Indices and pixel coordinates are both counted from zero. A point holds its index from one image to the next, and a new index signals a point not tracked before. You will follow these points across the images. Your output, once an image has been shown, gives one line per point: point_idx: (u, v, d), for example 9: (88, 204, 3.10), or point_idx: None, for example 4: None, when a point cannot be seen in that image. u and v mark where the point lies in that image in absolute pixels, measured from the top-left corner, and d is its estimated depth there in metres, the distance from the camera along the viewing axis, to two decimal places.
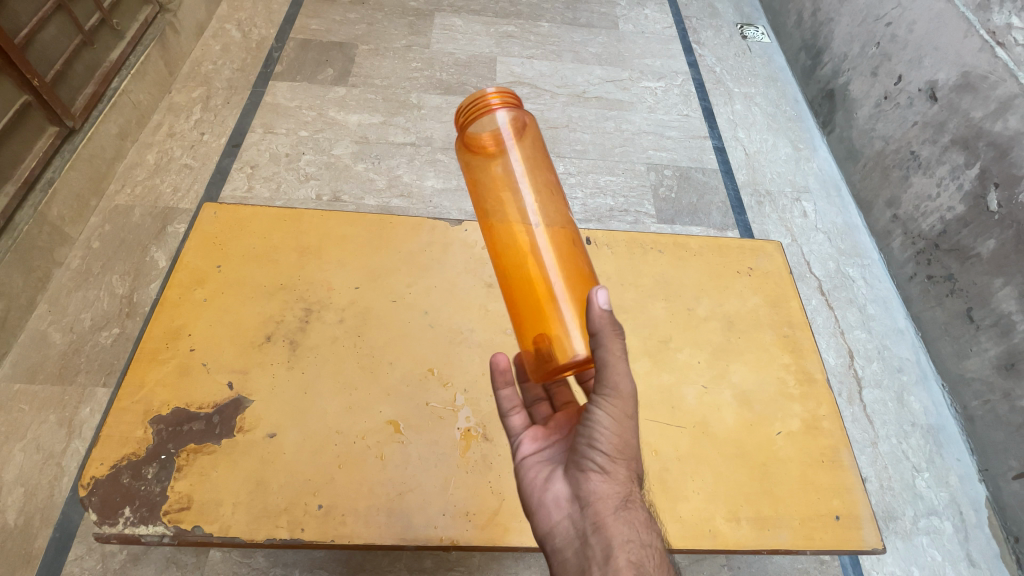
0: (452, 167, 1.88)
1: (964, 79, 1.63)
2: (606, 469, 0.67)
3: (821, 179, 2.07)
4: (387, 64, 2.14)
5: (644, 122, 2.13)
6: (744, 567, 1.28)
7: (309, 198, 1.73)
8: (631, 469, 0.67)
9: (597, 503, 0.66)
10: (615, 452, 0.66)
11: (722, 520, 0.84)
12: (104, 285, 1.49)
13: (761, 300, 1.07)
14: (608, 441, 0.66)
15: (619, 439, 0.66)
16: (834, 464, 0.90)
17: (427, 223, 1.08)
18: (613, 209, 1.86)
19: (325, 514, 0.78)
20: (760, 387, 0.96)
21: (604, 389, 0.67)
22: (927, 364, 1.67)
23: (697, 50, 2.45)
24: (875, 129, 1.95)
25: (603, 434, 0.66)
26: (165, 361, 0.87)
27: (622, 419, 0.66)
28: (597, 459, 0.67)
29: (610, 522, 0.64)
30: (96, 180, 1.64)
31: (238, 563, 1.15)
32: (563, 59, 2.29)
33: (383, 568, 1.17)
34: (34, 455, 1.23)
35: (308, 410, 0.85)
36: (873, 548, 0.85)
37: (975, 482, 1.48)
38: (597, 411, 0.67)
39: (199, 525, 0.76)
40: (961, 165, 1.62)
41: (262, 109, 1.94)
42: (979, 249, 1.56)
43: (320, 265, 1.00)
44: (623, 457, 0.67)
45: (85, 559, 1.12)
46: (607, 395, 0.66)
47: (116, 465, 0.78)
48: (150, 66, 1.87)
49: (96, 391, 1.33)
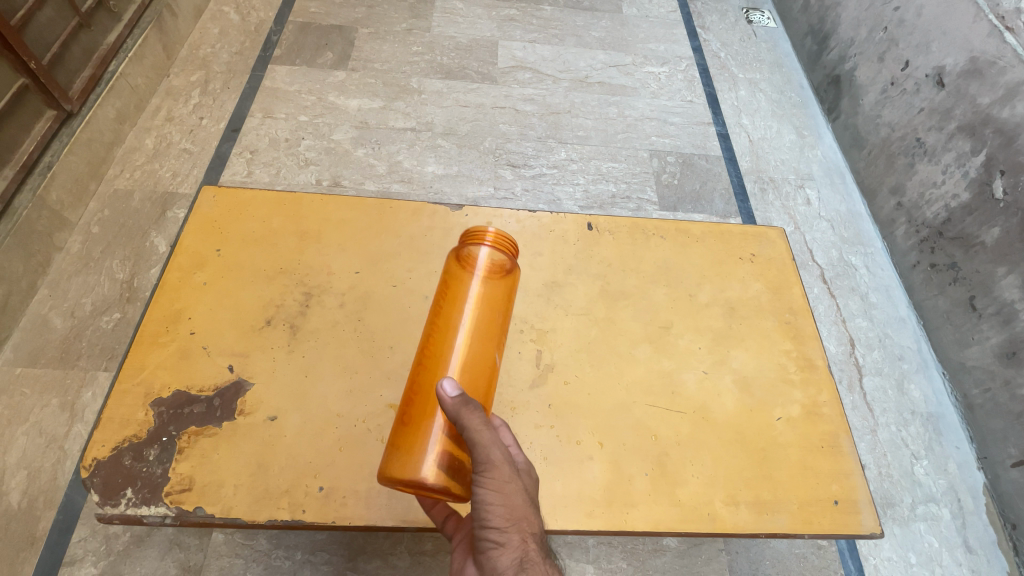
0: (453, 152, 1.86)
1: (972, 65, 1.61)
2: (500, 541, 0.69)
3: (826, 166, 2.05)
4: (387, 48, 2.11)
5: (647, 108, 2.11)
6: (742, 553, 1.29)
7: (309, 183, 1.72)
8: (518, 527, 0.70)
9: (499, 574, 0.68)
10: (503, 522, 0.69)
11: (721, 504, 0.84)
12: (104, 270, 1.49)
13: (762, 287, 1.06)
14: (492, 514, 0.69)
15: (506, 509, 0.69)
16: (833, 449, 0.91)
17: (427, 208, 1.07)
18: (615, 196, 1.85)
19: (326, 496, 0.78)
20: (761, 373, 0.96)
21: (475, 465, 0.69)
22: (928, 353, 1.67)
23: (702, 35, 2.41)
24: (881, 115, 1.93)
25: (491, 511, 0.69)
26: (165, 344, 0.87)
27: (504, 488, 0.69)
28: (490, 533, 0.69)
29: None
30: (94, 164, 1.63)
31: (241, 545, 1.16)
32: (565, 43, 2.25)
33: (384, 551, 1.19)
34: (36, 439, 1.23)
35: (309, 393, 0.85)
36: (870, 533, 0.85)
37: (974, 470, 1.49)
38: (475, 491, 0.69)
39: (201, 506, 0.76)
40: (967, 153, 1.61)
41: (261, 93, 1.92)
42: (984, 237, 1.55)
43: (320, 250, 0.99)
44: (511, 525, 0.69)
45: (89, 541, 1.13)
46: (480, 473, 0.69)
47: (117, 447, 0.78)
48: (147, 48, 1.85)
49: (98, 375, 1.33)
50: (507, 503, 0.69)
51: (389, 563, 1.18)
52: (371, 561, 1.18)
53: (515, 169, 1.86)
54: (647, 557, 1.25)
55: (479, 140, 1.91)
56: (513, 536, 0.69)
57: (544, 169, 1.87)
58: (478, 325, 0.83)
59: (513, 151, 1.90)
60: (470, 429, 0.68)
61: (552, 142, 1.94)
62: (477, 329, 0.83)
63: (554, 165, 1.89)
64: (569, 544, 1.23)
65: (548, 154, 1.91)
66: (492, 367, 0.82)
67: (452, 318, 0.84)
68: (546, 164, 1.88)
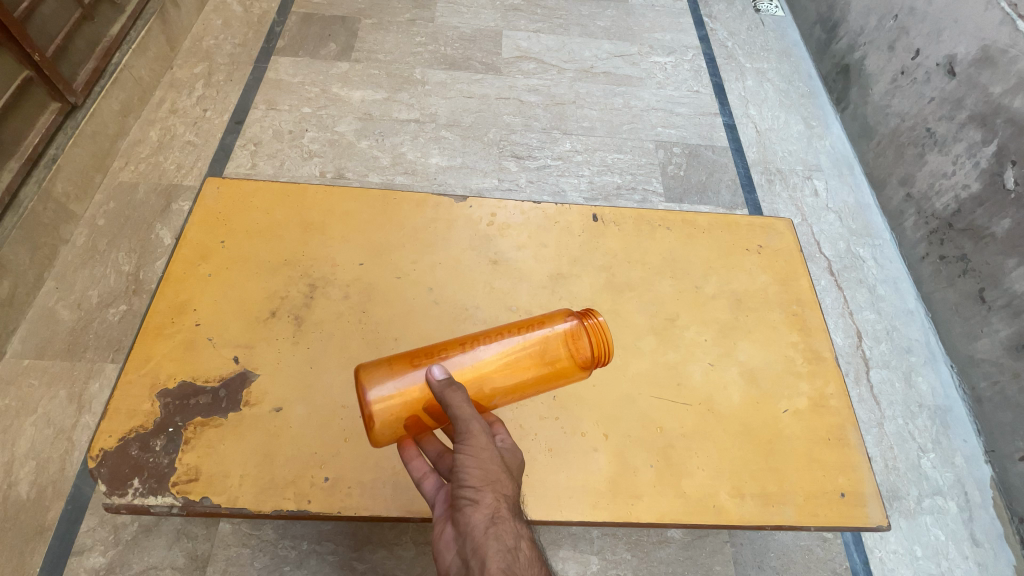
0: (457, 144, 1.85)
1: (984, 54, 1.59)
2: (474, 499, 0.64)
3: (834, 157, 2.03)
4: (390, 39, 2.09)
5: (652, 98, 2.09)
6: (746, 545, 1.29)
7: (313, 175, 1.72)
8: (495, 488, 0.65)
9: (471, 531, 0.62)
10: (480, 480, 0.65)
11: (727, 496, 0.84)
12: (110, 263, 1.49)
13: (770, 278, 1.06)
14: (468, 472, 0.65)
15: (484, 469, 0.65)
16: (840, 442, 0.90)
17: (431, 199, 1.07)
18: (620, 187, 1.83)
19: (332, 486, 0.79)
20: (768, 365, 0.96)
21: (457, 428, 0.67)
22: (936, 345, 1.65)
23: (709, 24, 2.38)
24: (890, 105, 1.90)
25: (467, 469, 0.65)
26: (171, 335, 0.87)
27: (482, 452, 0.66)
28: (464, 490, 0.65)
29: (484, 544, 0.61)
30: (99, 157, 1.63)
31: (247, 535, 1.17)
32: (570, 33, 2.23)
33: (389, 541, 1.19)
34: (45, 430, 1.24)
35: (314, 385, 0.85)
36: (877, 525, 0.85)
37: (981, 463, 1.48)
38: (453, 453, 0.66)
39: (207, 496, 0.76)
40: (978, 143, 1.58)
41: (264, 85, 1.91)
42: (994, 229, 1.53)
43: (324, 241, 0.99)
44: (487, 484, 0.65)
45: (97, 531, 1.14)
46: (461, 434, 0.67)
47: (124, 438, 0.79)
48: (151, 40, 1.84)
49: (105, 366, 1.34)
50: (485, 462, 0.66)
51: (395, 553, 1.18)
52: (377, 551, 1.18)
53: (519, 161, 1.84)
54: (652, 548, 1.25)
55: (483, 131, 1.89)
56: (488, 495, 0.64)
57: (549, 160, 1.86)
58: (506, 358, 0.77)
59: (517, 143, 1.88)
60: (453, 404, 0.67)
61: (557, 133, 1.93)
62: (504, 362, 0.77)
63: (559, 156, 1.87)
64: (573, 535, 1.24)
65: (552, 145, 1.90)
66: (483, 398, 0.77)
67: (499, 333, 0.79)
68: (551, 155, 1.87)
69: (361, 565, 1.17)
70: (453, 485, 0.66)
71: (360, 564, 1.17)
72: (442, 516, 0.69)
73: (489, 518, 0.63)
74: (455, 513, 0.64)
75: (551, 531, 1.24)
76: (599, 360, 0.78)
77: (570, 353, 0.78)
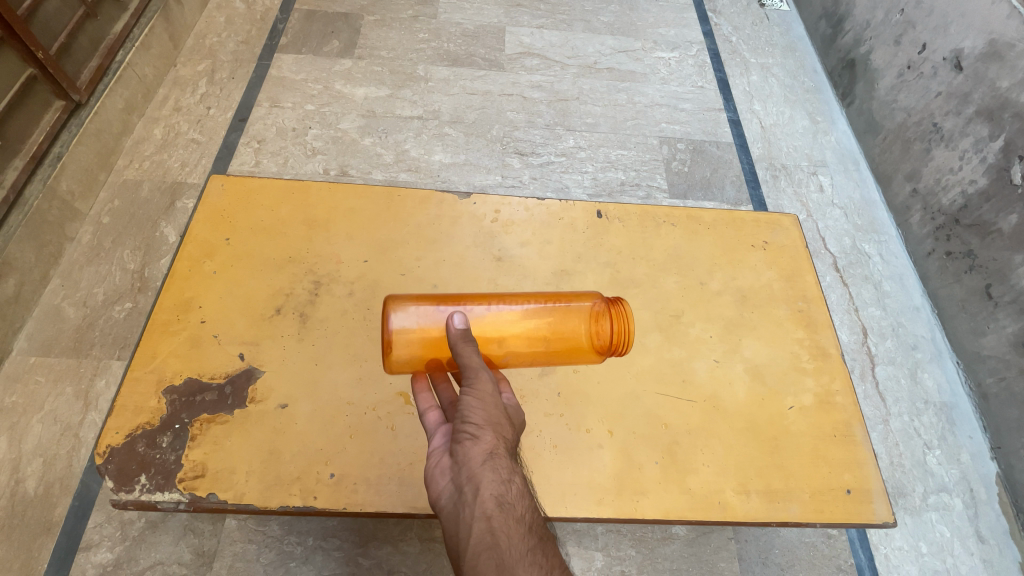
0: (460, 141, 1.85)
1: (991, 48, 1.57)
2: (475, 434, 0.65)
3: (839, 153, 2.01)
4: (393, 36, 2.09)
5: (656, 94, 2.08)
6: (751, 541, 1.28)
7: (316, 172, 1.72)
8: (496, 428, 0.66)
9: (468, 462, 0.62)
10: (481, 418, 0.66)
11: (732, 493, 0.84)
12: (115, 260, 1.50)
13: (775, 275, 1.05)
14: (471, 410, 0.66)
15: (487, 410, 0.67)
16: (846, 438, 0.90)
17: (435, 196, 1.07)
18: (624, 184, 1.83)
19: (338, 483, 0.79)
20: (773, 361, 0.95)
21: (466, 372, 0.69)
22: (942, 342, 1.64)
23: (713, 19, 2.37)
24: (896, 100, 1.89)
25: (472, 407, 0.66)
26: (176, 332, 0.87)
27: (487, 395, 0.68)
28: (465, 426, 0.65)
29: (480, 475, 0.61)
30: (103, 155, 1.64)
31: (253, 531, 1.18)
32: (573, 29, 2.22)
33: (395, 537, 1.20)
34: (51, 427, 1.25)
35: (319, 381, 0.85)
36: (883, 522, 0.84)
37: (987, 460, 1.47)
38: (459, 394, 0.68)
39: (214, 492, 0.76)
40: (985, 138, 1.57)
41: (268, 82, 1.91)
42: (1001, 225, 1.52)
43: (328, 238, 0.99)
44: (489, 424, 0.65)
45: (105, 526, 1.15)
46: (469, 377, 0.69)
47: (131, 434, 0.79)
48: (154, 38, 1.84)
49: (111, 363, 1.35)
50: (489, 404, 0.67)
51: (400, 549, 1.19)
52: (382, 547, 1.19)
53: (523, 157, 1.84)
54: (657, 544, 1.25)
55: (487, 128, 1.89)
56: (488, 434, 0.65)
57: (552, 157, 1.85)
58: (529, 321, 0.88)
59: (521, 139, 1.88)
60: (464, 357, 0.71)
61: (560, 130, 1.92)
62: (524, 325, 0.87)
63: (563, 153, 1.86)
64: (578, 531, 1.24)
65: (556, 142, 1.89)
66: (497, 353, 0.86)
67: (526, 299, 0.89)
68: (554, 152, 1.86)
69: (367, 561, 1.17)
70: (455, 420, 0.67)
71: (366, 560, 1.17)
72: (440, 449, 0.70)
73: (486, 453, 0.63)
74: (454, 446, 0.65)
75: (555, 527, 1.24)
76: (615, 346, 0.82)
77: (589, 331, 0.85)
